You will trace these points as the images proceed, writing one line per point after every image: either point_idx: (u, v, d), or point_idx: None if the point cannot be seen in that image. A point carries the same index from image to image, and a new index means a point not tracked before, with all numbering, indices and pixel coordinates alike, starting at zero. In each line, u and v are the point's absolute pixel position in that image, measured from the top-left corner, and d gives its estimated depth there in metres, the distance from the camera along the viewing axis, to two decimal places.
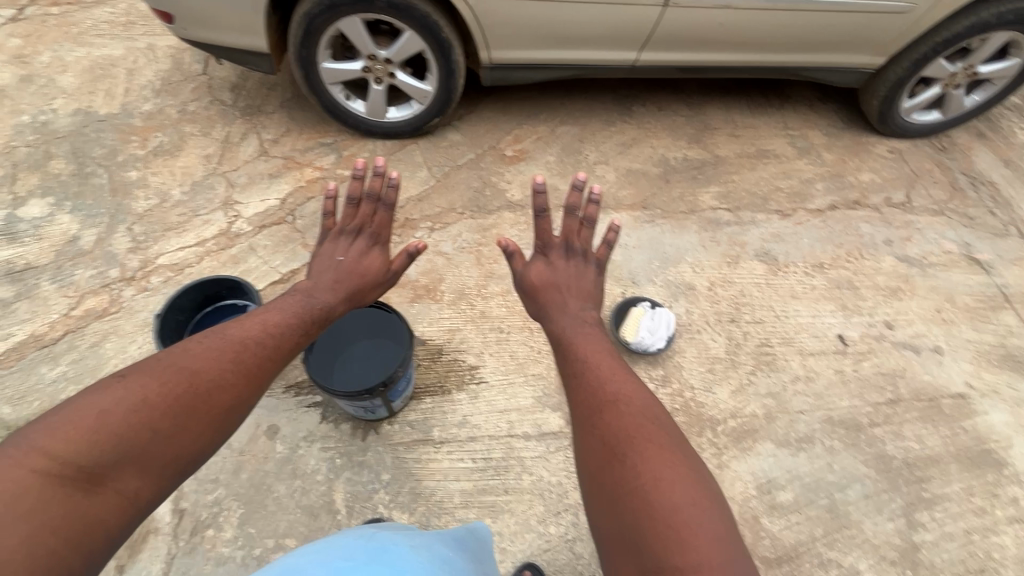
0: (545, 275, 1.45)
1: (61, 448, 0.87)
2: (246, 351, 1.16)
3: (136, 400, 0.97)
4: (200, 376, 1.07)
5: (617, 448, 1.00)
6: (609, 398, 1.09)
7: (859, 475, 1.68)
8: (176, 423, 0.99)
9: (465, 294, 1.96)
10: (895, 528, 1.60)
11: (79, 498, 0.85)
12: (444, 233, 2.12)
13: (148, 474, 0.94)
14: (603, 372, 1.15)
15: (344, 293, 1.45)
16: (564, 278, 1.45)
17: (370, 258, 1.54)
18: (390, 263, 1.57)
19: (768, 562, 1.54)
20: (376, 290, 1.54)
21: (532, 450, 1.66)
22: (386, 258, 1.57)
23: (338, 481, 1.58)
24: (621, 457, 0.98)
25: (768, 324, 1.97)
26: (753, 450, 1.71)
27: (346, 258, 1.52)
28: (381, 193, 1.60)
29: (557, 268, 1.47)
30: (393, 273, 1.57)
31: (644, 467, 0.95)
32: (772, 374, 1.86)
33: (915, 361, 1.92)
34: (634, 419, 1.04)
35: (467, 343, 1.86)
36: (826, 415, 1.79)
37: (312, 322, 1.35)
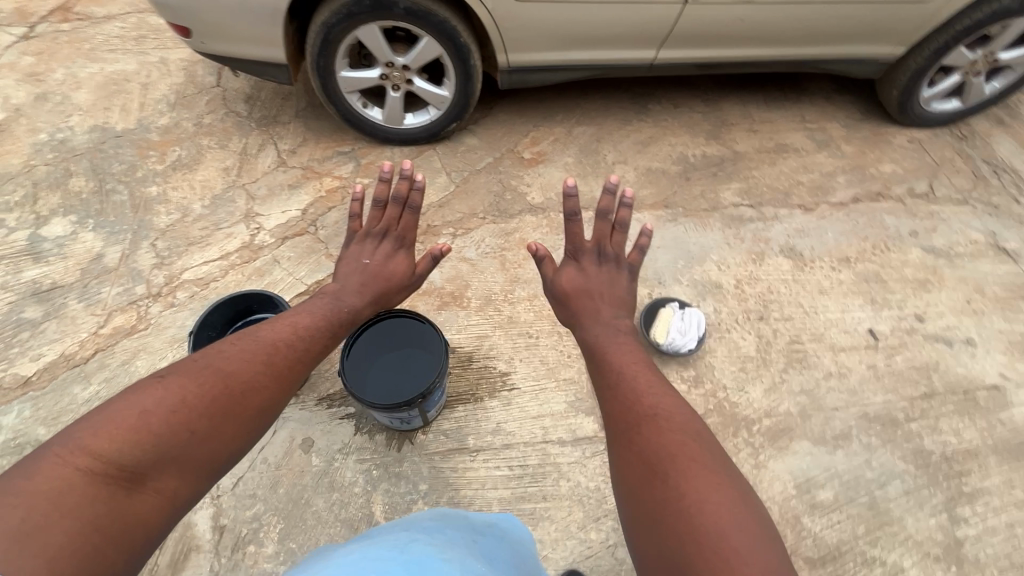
0: (576, 283, 1.44)
1: (104, 447, 0.85)
2: (279, 353, 1.15)
3: (175, 400, 0.95)
4: (235, 377, 1.05)
5: (658, 464, 0.96)
6: (648, 410, 1.06)
7: (898, 471, 1.67)
8: (213, 424, 0.97)
9: (492, 299, 1.95)
10: (938, 524, 1.59)
11: (122, 497, 0.83)
12: (467, 239, 2.11)
13: (187, 474, 0.92)
14: (641, 384, 1.12)
15: (371, 297, 1.45)
16: (595, 286, 1.44)
17: (396, 261, 1.55)
18: (415, 267, 1.58)
19: (812, 562, 1.53)
20: (401, 292, 1.55)
21: (568, 455, 1.66)
22: (411, 261, 1.58)
23: (376, 493, 1.58)
24: (662, 474, 0.94)
25: (798, 320, 1.96)
26: (790, 449, 1.70)
27: (372, 261, 1.53)
28: (408, 195, 1.62)
29: (589, 275, 1.46)
30: (417, 276, 1.58)
31: (687, 488, 0.90)
32: (804, 371, 1.85)
33: (948, 353, 1.90)
34: (676, 435, 1.00)
35: (497, 349, 1.85)
36: (861, 410, 1.77)
37: (339, 324, 1.35)
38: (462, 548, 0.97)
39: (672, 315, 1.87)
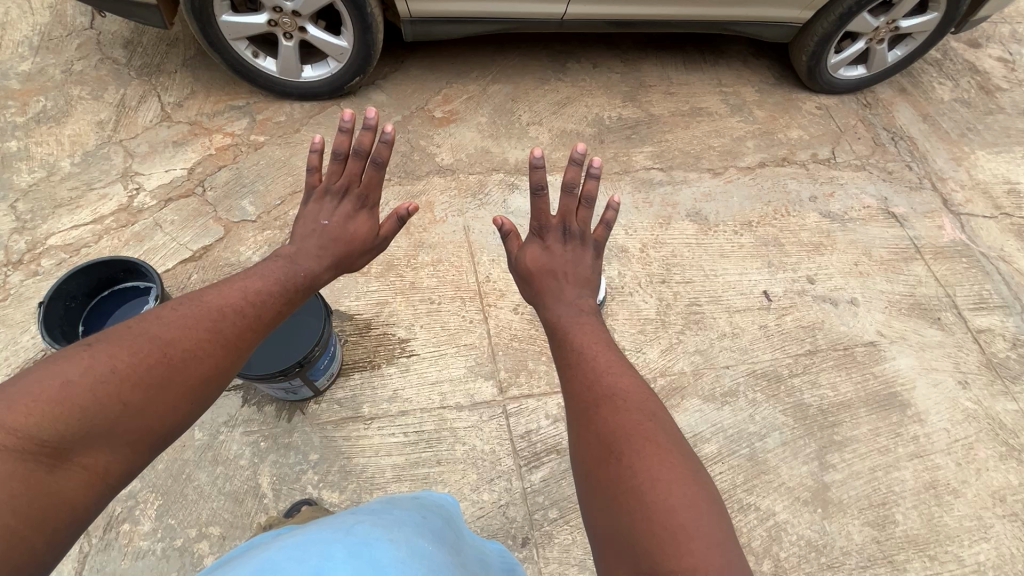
0: (541, 258, 1.33)
1: (21, 421, 0.71)
2: (225, 320, 0.98)
3: (105, 369, 0.80)
4: (172, 346, 0.89)
5: (615, 444, 0.89)
6: (608, 389, 0.98)
7: (778, 424, 1.77)
8: (148, 395, 0.83)
9: (394, 265, 1.89)
10: (808, 471, 1.71)
11: (42, 475, 0.70)
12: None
13: (120, 445, 0.79)
14: (604, 362, 1.05)
15: (328, 258, 1.29)
16: (559, 262, 1.32)
17: (356, 222, 1.38)
18: (380, 230, 1.42)
19: None
20: (366, 257, 1.41)
21: (465, 420, 1.66)
22: (377, 223, 1.42)
23: (264, 465, 1.53)
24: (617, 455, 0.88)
25: (697, 284, 2.01)
26: (680, 407, 1.77)
27: (332, 221, 1.36)
28: (371, 148, 1.40)
29: (552, 253, 1.33)
30: (382, 238, 1.43)
31: (640, 472, 0.84)
32: (700, 332, 1.91)
33: (833, 312, 2.01)
34: (631, 415, 0.93)
35: (397, 316, 1.80)
36: (749, 368, 1.86)
37: (293, 287, 1.17)
38: (408, 531, 0.90)
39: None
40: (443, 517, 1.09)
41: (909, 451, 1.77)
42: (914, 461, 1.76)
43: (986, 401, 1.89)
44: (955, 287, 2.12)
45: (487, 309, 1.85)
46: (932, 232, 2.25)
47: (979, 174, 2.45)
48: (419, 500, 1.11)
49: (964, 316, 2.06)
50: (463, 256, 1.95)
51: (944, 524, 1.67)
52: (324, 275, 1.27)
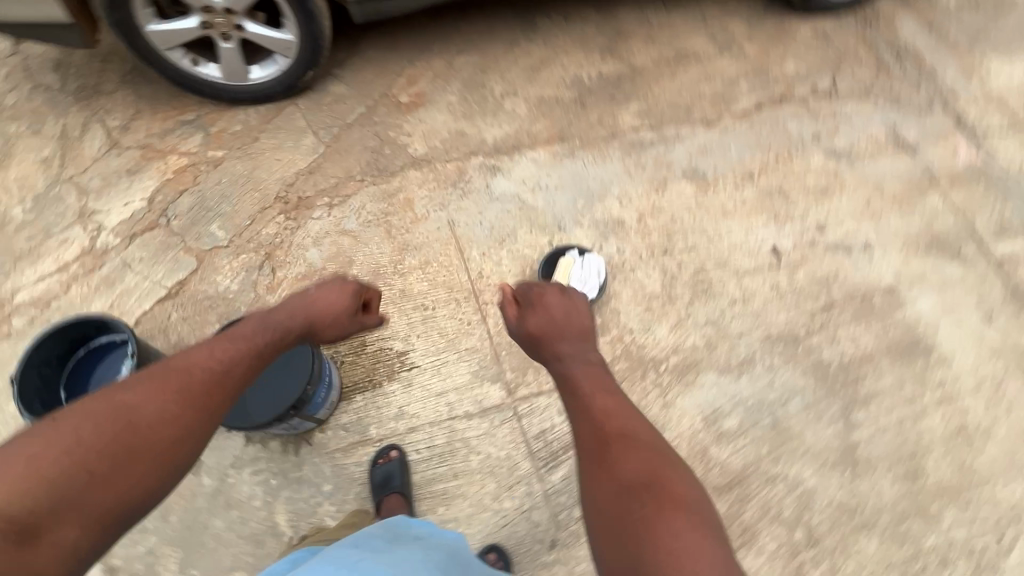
0: (543, 314, 1.22)
1: None
2: (190, 382, 1.02)
3: (72, 445, 0.87)
4: (138, 416, 0.94)
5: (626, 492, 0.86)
6: (619, 434, 0.95)
7: (799, 388, 1.71)
8: (114, 465, 0.89)
9: (381, 274, 1.79)
10: (834, 433, 1.66)
11: (13, 550, 0.76)
12: (345, 208, 1.89)
13: (87, 520, 0.84)
14: (614, 406, 1.01)
15: (299, 316, 1.30)
16: (560, 315, 1.22)
17: (331, 296, 1.38)
18: (358, 299, 1.43)
19: (719, 490, 1.58)
20: (337, 334, 1.40)
21: (476, 428, 1.60)
22: (355, 291, 1.42)
23: (278, 503, 1.50)
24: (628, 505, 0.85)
25: (702, 250, 1.90)
26: (696, 384, 1.70)
27: (314, 294, 1.37)
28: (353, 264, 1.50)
29: (548, 308, 1.22)
30: (358, 323, 1.44)
31: (648, 510, 0.82)
32: (709, 302, 1.82)
33: (847, 261, 1.90)
34: (640, 451, 0.92)
35: (392, 328, 1.72)
36: (764, 332, 1.78)
37: (261, 340, 1.19)
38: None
39: (570, 269, 1.78)
40: (447, 552, 1.06)
41: (936, 397, 1.71)
42: (942, 407, 1.70)
43: (1013, 334, 1.81)
44: (974, 215, 1.99)
45: (485, 308, 1.77)
46: (946, 157, 2.10)
47: (993, 84, 2.27)
48: (425, 539, 1.08)
49: (985, 245, 1.94)
50: (452, 253, 1.84)
51: (976, 468, 1.63)
52: (293, 337, 1.27)
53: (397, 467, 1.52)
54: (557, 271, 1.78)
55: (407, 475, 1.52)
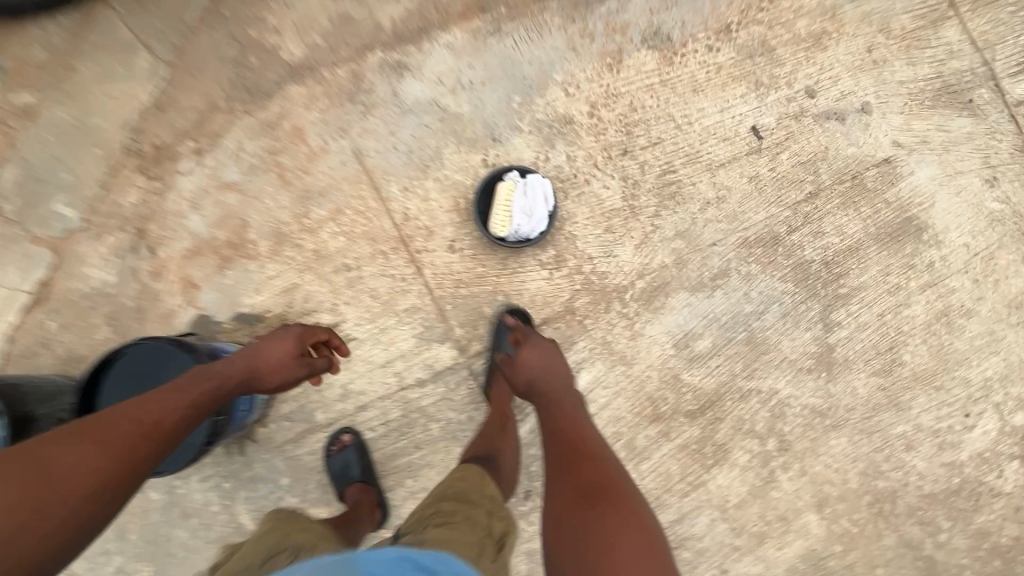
0: (527, 364, 1.26)
1: None
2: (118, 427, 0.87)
3: None
4: (50, 464, 0.78)
5: (590, 520, 0.92)
6: (588, 466, 1.02)
7: (777, 295, 1.55)
8: (17, 526, 0.72)
9: (285, 234, 1.48)
10: (812, 337, 1.55)
11: None
12: (218, 152, 1.48)
13: None
14: (586, 444, 1.08)
15: (240, 364, 1.15)
16: (536, 361, 1.27)
17: (272, 347, 1.21)
18: (303, 343, 1.27)
19: (692, 415, 1.52)
20: (281, 381, 1.21)
21: (432, 396, 1.47)
22: (298, 334, 1.26)
23: (238, 504, 1.42)
24: (593, 533, 0.90)
25: (669, 143, 1.57)
26: (666, 308, 1.53)
27: (257, 346, 1.20)
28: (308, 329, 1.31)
29: (526, 357, 1.27)
30: (304, 364, 1.25)
31: (609, 529, 0.90)
32: (679, 209, 1.56)
33: (839, 132, 1.59)
34: (608, 477, 1.00)
35: (315, 299, 1.47)
36: (740, 237, 1.56)
37: (204, 388, 1.05)
38: None
39: (510, 199, 1.46)
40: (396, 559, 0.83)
41: (922, 283, 1.58)
42: (927, 292, 1.58)
43: (1015, 197, 1.61)
44: (995, 48, 1.62)
45: (418, 257, 1.50)
46: None
47: None
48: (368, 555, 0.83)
49: (1002, 88, 1.62)
50: (367, 194, 1.50)
51: (953, 350, 1.57)
52: (234, 383, 1.12)
53: (353, 457, 1.39)
54: (495, 202, 1.46)
55: (367, 460, 1.41)
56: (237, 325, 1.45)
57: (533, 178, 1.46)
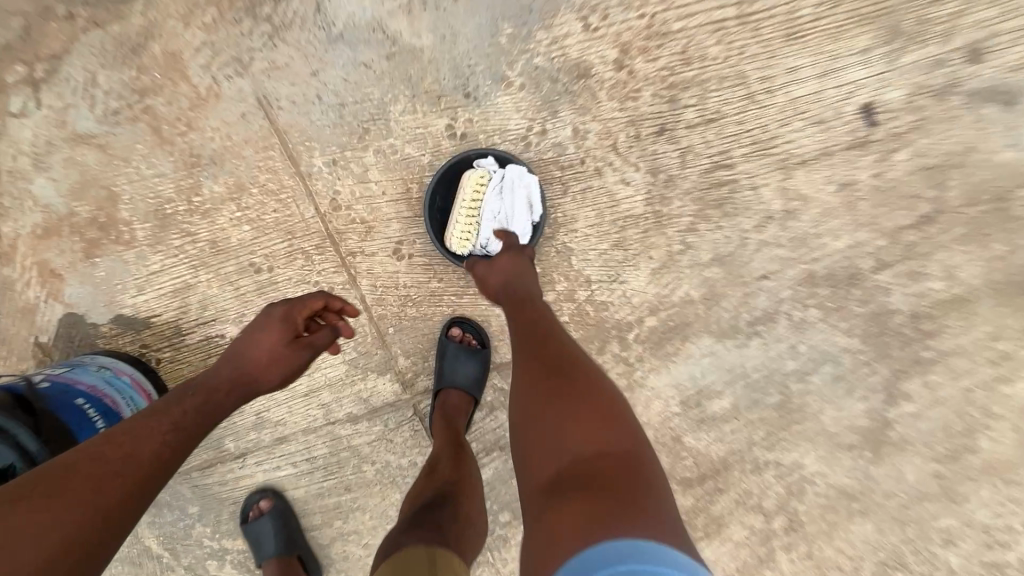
0: (494, 268, 0.98)
1: None
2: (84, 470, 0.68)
3: None
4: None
5: (557, 423, 0.74)
6: (557, 350, 0.83)
7: (834, 352, 1.15)
8: None
9: (170, 213, 1.07)
10: (866, 409, 1.18)
11: None
12: (64, 85, 1.02)
13: None
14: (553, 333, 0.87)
15: (226, 368, 0.88)
16: (510, 267, 0.98)
17: (261, 342, 0.89)
18: (295, 321, 0.91)
19: (687, 484, 1.22)
20: (282, 376, 0.90)
21: (366, 435, 1.18)
22: (288, 309, 0.91)
23: (141, 528, 1.22)
24: (566, 422, 0.73)
25: (730, 123, 1.05)
26: (681, 355, 1.15)
27: (242, 346, 0.89)
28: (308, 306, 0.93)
29: (501, 263, 0.98)
30: (306, 347, 0.92)
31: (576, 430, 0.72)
32: (725, 223, 1.09)
33: (992, 126, 1.05)
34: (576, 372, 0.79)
35: (216, 305, 1.11)
36: (803, 271, 1.11)
37: (191, 405, 0.82)
38: None
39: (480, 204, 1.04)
40: None
41: None
42: None
43: None
44: None
45: (352, 262, 1.09)
46: None
47: None
48: None
49: None
50: (280, 166, 1.05)
51: None
52: (223, 397, 0.85)
53: (267, 528, 1.16)
54: (458, 207, 1.04)
55: (287, 529, 1.17)
56: (116, 330, 1.12)
57: (518, 177, 1.02)
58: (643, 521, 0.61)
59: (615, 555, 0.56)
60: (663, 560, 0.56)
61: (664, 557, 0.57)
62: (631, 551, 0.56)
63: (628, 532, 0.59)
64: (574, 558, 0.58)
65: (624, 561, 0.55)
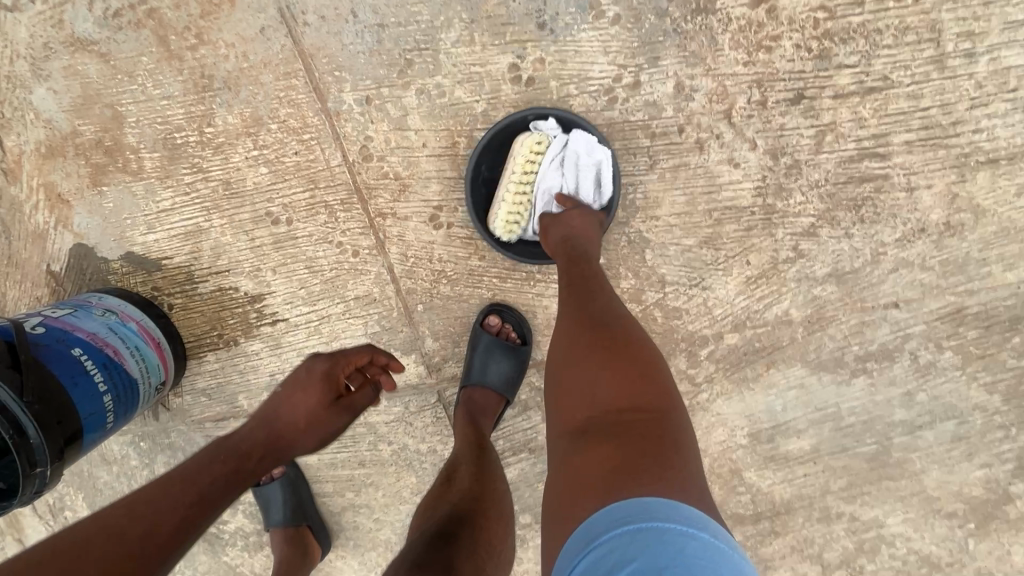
0: (552, 225, 0.80)
1: None
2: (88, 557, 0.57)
3: None
4: None
5: (586, 369, 0.60)
6: (592, 298, 0.69)
7: (960, 406, 0.91)
8: None
9: (181, 143, 0.92)
10: (985, 478, 0.95)
11: None
12: None
13: None
14: (591, 276, 0.73)
15: (259, 432, 0.77)
16: (580, 227, 0.79)
17: (303, 404, 0.80)
18: (339, 380, 0.83)
19: (740, 521, 1.02)
20: (317, 441, 0.81)
21: (385, 413, 1.07)
22: (333, 366, 0.83)
23: (156, 467, 1.19)
24: (586, 370, 0.61)
25: (895, 96, 0.78)
26: (761, 383, 0.94)
27: (286, 406, 0.80)
28: (353, 363, 0.85)
29: (572, 222, 0.79)
30: (346, 410, 0.83)
31: (605, 374, 0.59)
32: (855, 231, 0.83)
33: None
34: (606, 316, 0.66)
35: (230, 255, 0.98)
36: (948, 304, 0.85)
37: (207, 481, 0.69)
38: None
39: (534, 181, 0.84)
40: None
41: None
42: None
43: None
44: None
45: (382, 224, 0.92)
46: None
47: None
48: None
49: None
50: (308, 98, 0.87)
51: None
52: (253, 464, 0.74)
53: (276, 493, 1.11)
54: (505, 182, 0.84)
55: (297, 497, 1.12)
56: (127, 268, 1.02)
57: (585, 151, 0.80)
58: (658, 473, 0.50)
59: (618, 520, 0.47)
60: (672, 522, 0.46)
61: (680, 516, 0.47)
62: (635, 516, 0.46)
63: (639, 490, 0.49)
64: (580, 526, 0.50)
65: (625, 525, 0.46)
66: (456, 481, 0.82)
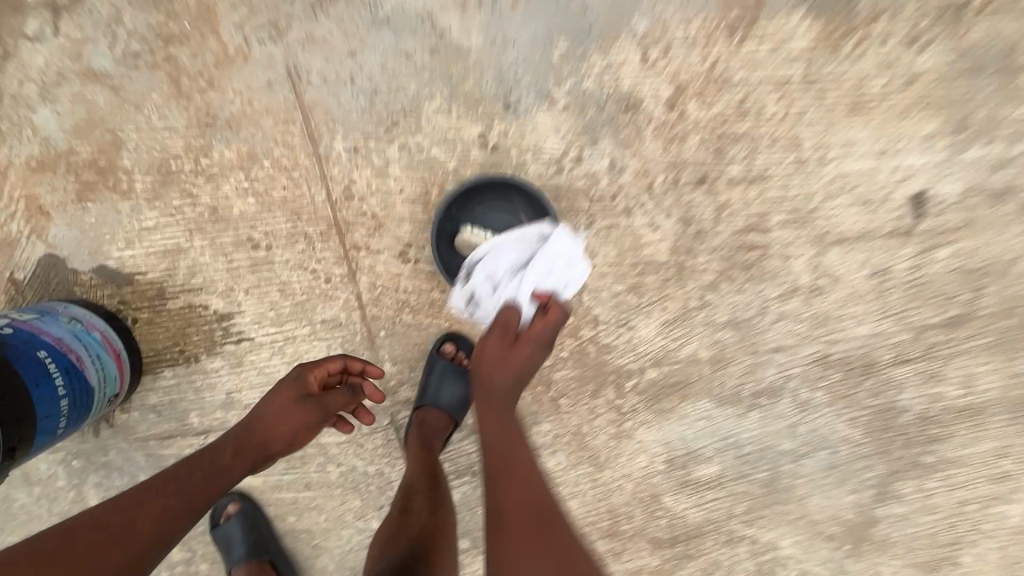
0: (486, 344, 0.90)
1: None
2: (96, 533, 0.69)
3: None
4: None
5: (534, 533, 0.74)
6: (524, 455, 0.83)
7: (832, 439, 1.10)
8: None
9: (174, 170, 1.02)
10: (855, 503, 1.13)
11: None
12: (91, 20, 0.97)
13: None
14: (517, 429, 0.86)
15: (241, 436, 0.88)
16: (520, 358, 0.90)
17: (278, 411, 0.90)
18: (308, 382, 0.92)
19: (657, 544, 1.14)
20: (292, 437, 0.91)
21: (337, 434, 1.14)
22: (303, 370, 0.93)
23: (87, 488, 1.17)
24: (530, 511, 0.76)
25: (773, 186, 1.01)
26: (675, 414, 1.10)
27: (261, 412, 0.90)
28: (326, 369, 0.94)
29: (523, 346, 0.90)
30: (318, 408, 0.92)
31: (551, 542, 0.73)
32: (747, 287, 1.04)
33: None
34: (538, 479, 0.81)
35: (205, 274, 1.06)
36: (818, 351, 1.06)
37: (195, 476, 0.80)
38: None
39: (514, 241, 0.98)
40: None
41: None
42: None
43: None
44: None
45: (356, 256, 1.04)
46: None
47: None
48: None
49: None
50: (300, 143, 1.01)
51: None
52: (233, 461, 0.84)
53: (236, 532, 1.14)
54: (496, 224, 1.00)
55: (257, 534, 1.15)
56: (96, 281, 1.06)
57: (565, 265, 0.99)
58: None
59: None
60: None
61: None
62: None
63: None
64: None
65: None
66: (412, 514, 0.90)
